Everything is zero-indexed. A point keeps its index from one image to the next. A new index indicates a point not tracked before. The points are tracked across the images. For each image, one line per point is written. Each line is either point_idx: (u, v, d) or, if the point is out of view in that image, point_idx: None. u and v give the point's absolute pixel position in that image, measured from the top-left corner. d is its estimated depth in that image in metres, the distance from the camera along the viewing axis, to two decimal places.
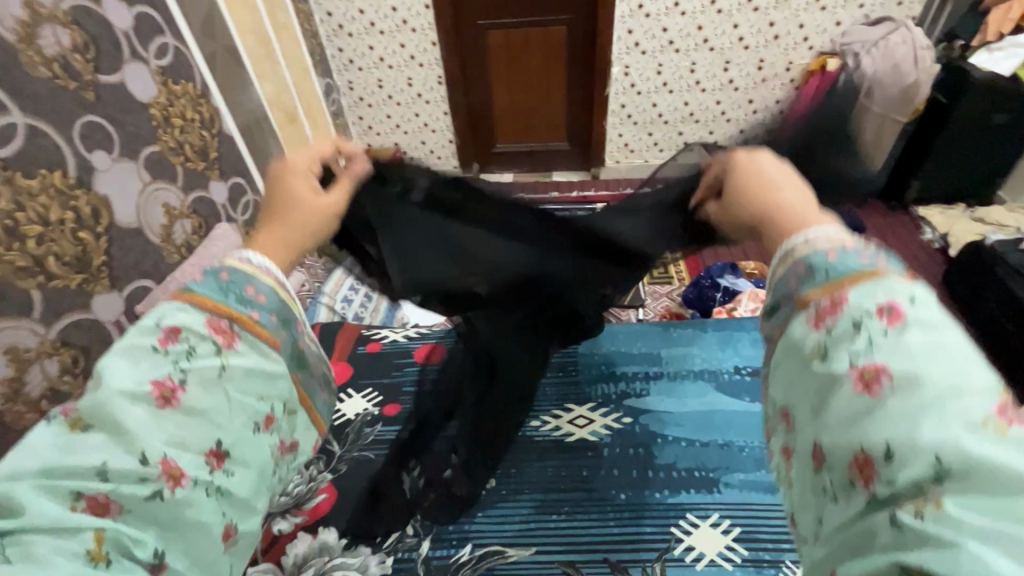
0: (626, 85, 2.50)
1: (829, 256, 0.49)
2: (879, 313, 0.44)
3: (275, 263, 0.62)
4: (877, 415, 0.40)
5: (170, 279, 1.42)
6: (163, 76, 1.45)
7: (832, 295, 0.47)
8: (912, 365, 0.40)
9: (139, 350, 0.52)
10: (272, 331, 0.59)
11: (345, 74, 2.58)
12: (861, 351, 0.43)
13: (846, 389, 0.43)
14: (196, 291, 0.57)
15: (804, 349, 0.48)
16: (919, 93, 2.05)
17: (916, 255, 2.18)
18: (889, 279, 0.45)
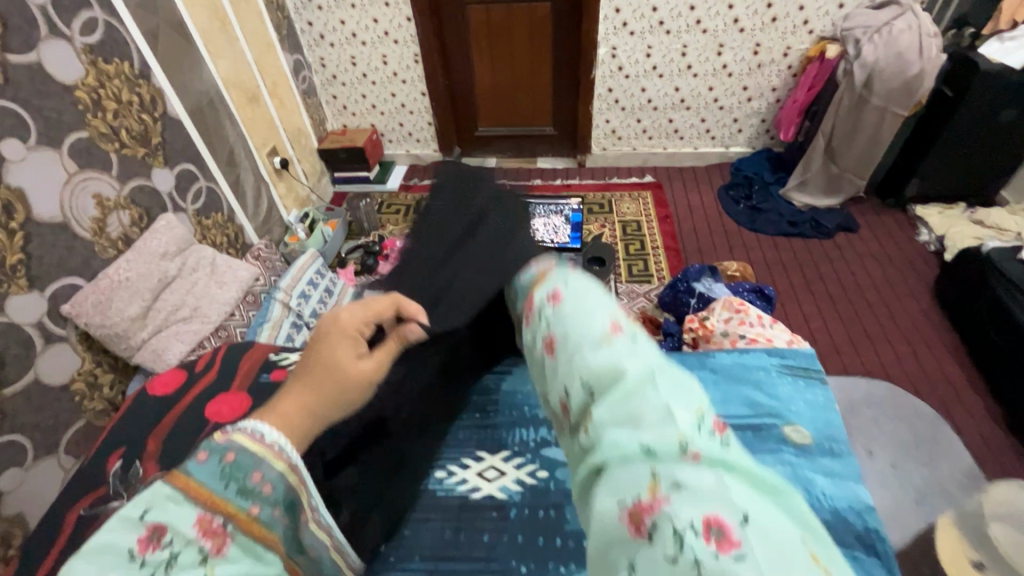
0: (613, 68, 2.35)
1: (524, 279, 0.61)
2: (548, 298, 0.55)
3: (284, 435, 0.57)
4: (556, 369, 0.48)
5: (101, 277, 1.34)
6: (91, 55, 1.34)
7: (529, 301, 0.58)
8: (569, 324, 0.50)
9: (113, 556, 0.46)
10: (271, 529, 0.54)
11: (317, 51, 2.43)
12: (542, 329, 0.53)
13: (540, 359, 0.51)
14: (196, 483, 0.51)
15: (526, 349, 0.56)
16: (922, 85, 1.91)
17: (909, 257, 2.07)
18: (556, 275, 0.58)
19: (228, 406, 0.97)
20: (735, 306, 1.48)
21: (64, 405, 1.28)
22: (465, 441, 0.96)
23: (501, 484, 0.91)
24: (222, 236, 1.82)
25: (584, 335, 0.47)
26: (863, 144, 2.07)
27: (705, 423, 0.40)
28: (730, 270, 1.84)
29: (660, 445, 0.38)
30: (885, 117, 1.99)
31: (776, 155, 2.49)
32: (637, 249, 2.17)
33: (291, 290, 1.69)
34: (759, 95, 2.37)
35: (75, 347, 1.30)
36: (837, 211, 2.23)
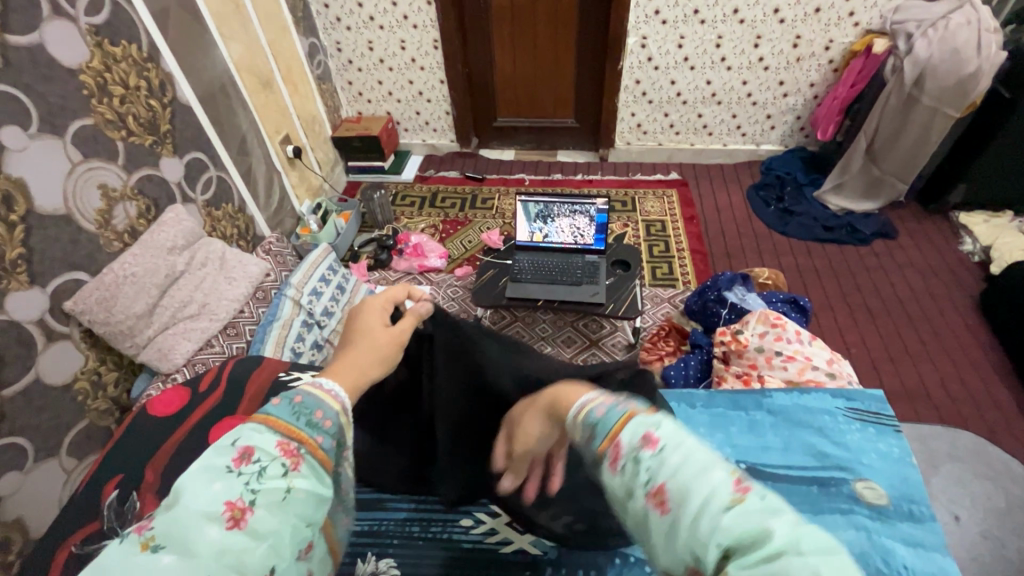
0: (642, 59, 2.23)
1: (603, 413, 0.52)
2: (639, 446, 0.47)
3: (343, 387, 0.64)
4: (676, 533, 0.42)
5: (106, 271, 1.27)
6: (97, 37, 1.26)
7: (613, 444, 0.49)
8: (682, 485, 0.43)
9: (211, 471, 0.50)
10: (333, 460, 0.57)
11: (332, 34, 2.34)
12: (641, 480, 0.46)
13: (647, 508, 0.45)
14: (277, 415, 0.56)
15: (615, 496, 0.48)
16: (977, 85, 1.78)
17: (951, 267, 1.96)
18: (642, 413, 0.50)
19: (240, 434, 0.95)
20: (772, 319, 1.38)
21: (66, 405, 1.22)
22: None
23: (533, 540, 0.97)
24: (232, 228, 1.75)
25: (705, 499, 0.42)
26: (908, 147, 1.96)
27: None
28: (761, 277, 1.74)
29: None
30: (935, 118, 1.87)
31: (810, 155, 2.37)
32: (662, 250, 2.06)
33: (302, 287, 1.62)
34: (796, 90, 2.25)
35: (77, 345, 1.24)
36: (874, 217, 2.12)
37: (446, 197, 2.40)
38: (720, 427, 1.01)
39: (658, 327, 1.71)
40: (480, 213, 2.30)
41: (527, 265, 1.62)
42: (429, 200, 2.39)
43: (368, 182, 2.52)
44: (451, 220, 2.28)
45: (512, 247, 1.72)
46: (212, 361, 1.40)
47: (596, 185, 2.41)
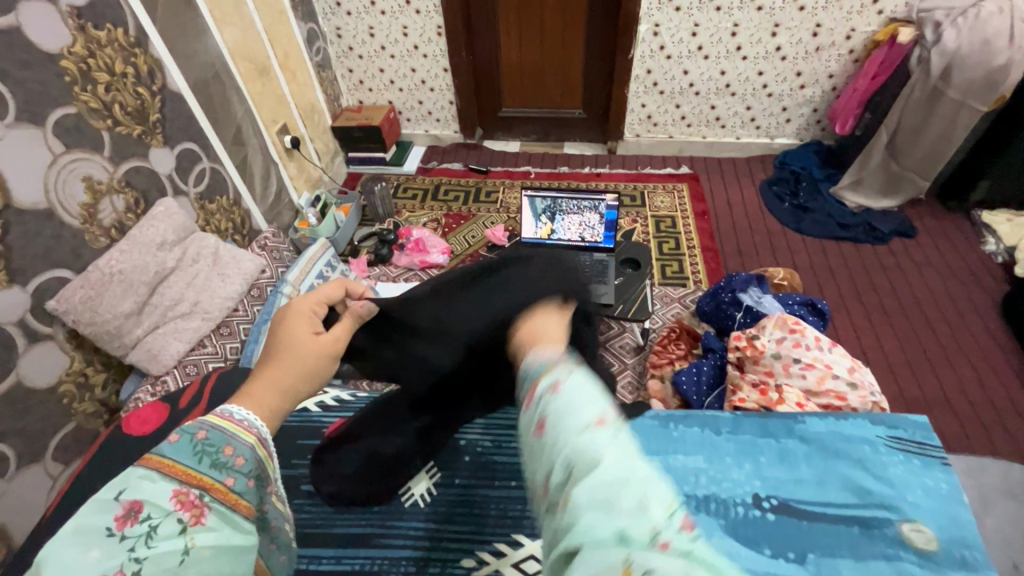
0: (654, 47, 2.14)
1: (536, 359, 0.52)
2: (538, 382, 0.48)
3: (261, 418, 0.64)
4: (543, 450, 0.44)
5: (92, 269, 1.21)
6: (80, 20, 1.19)
7: (524, 383, 0.50)
8: (561, 411, 0.44)
9: (92, 534, 0.51)
10: (245, 497, 0.60)
11: (332, 20, 2.26)
12: (529, 410, 0.47)
13: (533, 437, 0.46)
14: (177, 465, 0.58)
15: (521, 420, 0.49)
16: (1009, 78, 1.69)
17: (976, 270, 1.87)
18: (566, 361, 0.50)
19: None
20: (790, 325, 1.31)
21: (51, 409, 1.17)
22: (500, 518, 0.94)
23: None
24: (227, 221, 1.68)
25: (572, 423, 0.43)
26: (932, 142, 1.87)
27: (675, 504, 0.39)
28: (777, 278, 1.67)
29: (634, 531, 0.37)
30: (961, 112, 1.79)
31: (827, 149, 2.29)
32: (672, 247, 2.00)
33: (298, 284, 1.55)
34: (814, 82, 2.16)
35: (62, 345, 1.19)
36: (893, 214, 2.04)
37: (449, 190, 2.32)
38: (748, 457, 0.96)
39: (669, 328, 1.64)
40: (484, 207, 2.23)
41: None
42: (432, 192, 2.32)
43: (369, 173, 2.44)
44: (454, 214, 2.20)
45: (518, 244, 1.64)
46: (204, 362, 1.35)
47: (604, 178, 2.33)
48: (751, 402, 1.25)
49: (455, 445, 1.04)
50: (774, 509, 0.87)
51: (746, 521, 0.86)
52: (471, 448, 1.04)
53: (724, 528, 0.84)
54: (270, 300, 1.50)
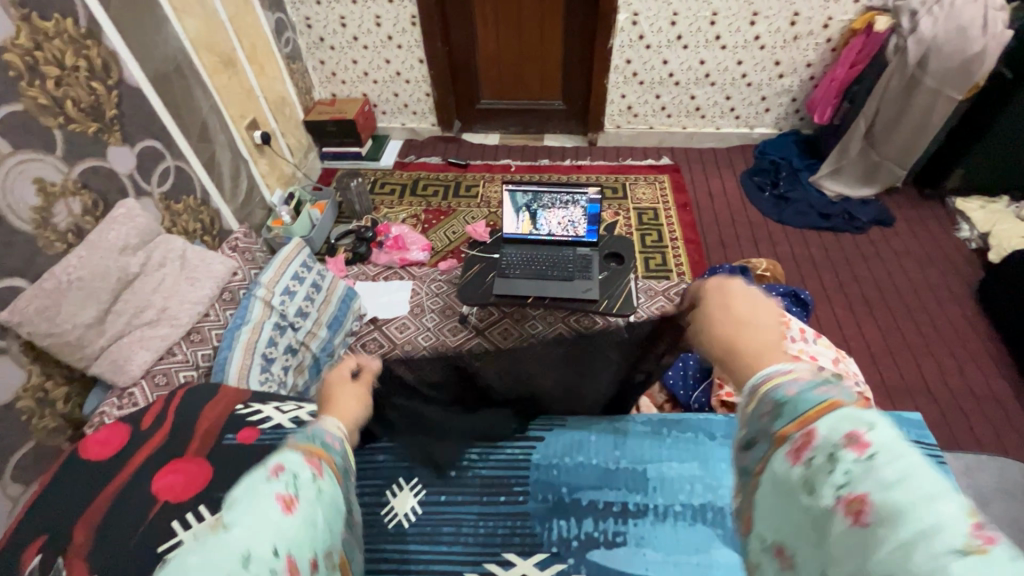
0: (633, 37, 2.11)
1: (792, 391, 0.48)
2: (846, 443, 0.41)
3: (335, 418, 0.70)
4: (871, 553, 0.36)
5: (47, 276, 1.14)
6: (23, 9, 1.11)
7: (803, 429, 0.45)
8: (894, 502, 0.36)
9: (253, 477, 0.50)
10: (343, 474, 0.61)
11: (301, 9, 2.17)
12: (839, 483, 0.40)
13: (837, 527, 0.39)
14: (293, 442, 0.58)
15: (792, 484, 0.44)
16: (983, 66, 1.71)
17: (950, 255, 1.91)
18: (849, 406, 0.43)
19: (190, 473, 0.95)
20: None
21: (9, 427, 1.10)
22: (490, 534, 0.96)
23: None
24: (195, 222, 1.61)
25: (927, 531, 0.34)
26: (909, 130, 1.89)
27: None
28: (760, 268, 1.66)
29: None
30: (937, 100, 1.80)
31: (805, 138, 2.30)
32: (655, 240, 1.98)
33: (273, 286, 1.49)
34: (792, 71, 2.16)
35: (18, 359, 1.12)
36: (872, 203, 2.05)
37: (428, 184, 2.27)
38: None
39: None
40: (465, 202, 2.18)
41: (515, 258, 1.50)
42: (411, 187, 2.26)
43: (344, 169, 2.37)
44: (434, 210, 2.15)
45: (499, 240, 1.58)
46: (174, 372, 1.28)
47: (586, 171, 2.31)
48: (737, 397, 1.25)
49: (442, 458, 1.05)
50: None
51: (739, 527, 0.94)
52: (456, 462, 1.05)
53: (717, 538, 0.92)
54: (242, 304, 1.44)
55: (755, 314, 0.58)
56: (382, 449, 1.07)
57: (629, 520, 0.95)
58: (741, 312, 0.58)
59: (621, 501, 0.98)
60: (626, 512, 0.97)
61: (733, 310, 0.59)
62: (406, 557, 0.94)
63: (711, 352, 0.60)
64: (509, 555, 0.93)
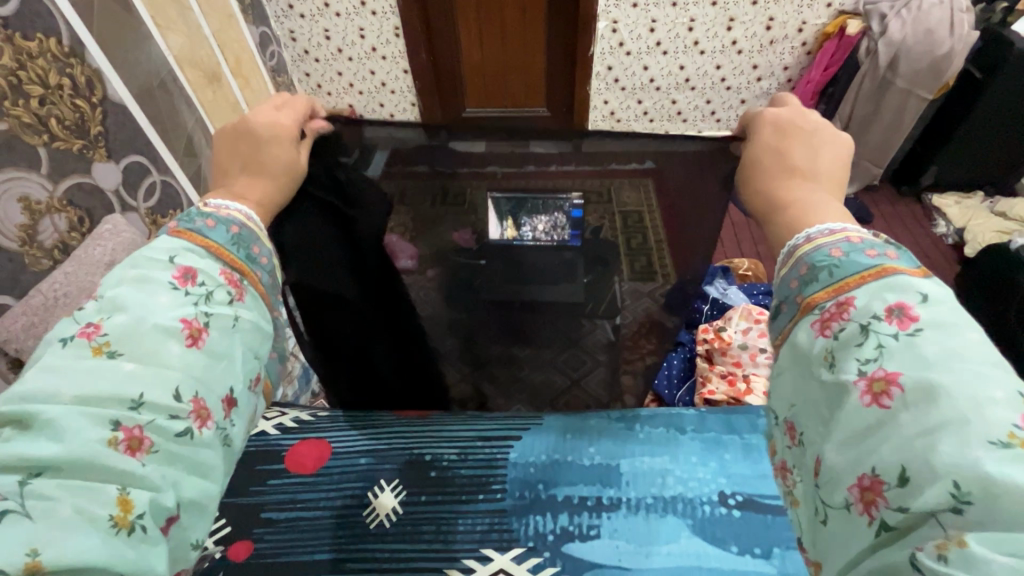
0: (613, 44, 2.16)
1: (841, 258, 0.54)
2: (889, 317, 0.48)
3: (244, 207, 0.72)
4: (891, 431, 0.44)
5: (34, 293, 1.15)
6: (7, 30, 1.12)
7: (840, 299, 0.52)
8: (928, 380, 0.44)
9: (157, 288, 0.59)
10: (265, 289, 0.69)
11: (285, 23, 2.20)
12: (870, 358, 0.47)
13: (854, 399, 0.47)
14: (209, 243, 0.65)
15: (812, 353, 0.52)
16: (951, 66, 1.77)
17: (926, 251, 1.95)
18: (898, 280, 0.50)
19: None
20: (754, 315, 1.36)
21: None
22: (470, 532, 0.98)
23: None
24: None
25: (956, 420, 0.41)
26: (882, 129, 1.94)
27: None
28: (742, 268, 1.70)
29: None
30: (908, 100, 1.86)
31: None
32: None
33: None
34: (769, 74, 2.21)
35: (6, 376, 1.13)
36: (850, 201, 2.10)
37: None
38: (714, 455, 1.09)
39: None
40: None
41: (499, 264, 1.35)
42: None
43: None
44: None
45: None
46: None
47: None
48: (720, 394, 1.28)
49: (422, 458, 1.09)
50: (738, 505, 1.01)
51: (711, 518, 0.99)
52: (437, 462, 1.08)
53: (690, 529, 0.97)
54: None
55: (816, 167, 0.65)
56: (365, 452, 1.10)
57: (602, 513, 0.99)
58: (803, 164, 0.65)
59: (596, 496, 1.02)
60: (601, 506, 1.00)
61: (792, 160, 0.65)
62: (390, 556, 0.96)
63: (759, 198, 0.68)
64: (488, 551, 0.95)
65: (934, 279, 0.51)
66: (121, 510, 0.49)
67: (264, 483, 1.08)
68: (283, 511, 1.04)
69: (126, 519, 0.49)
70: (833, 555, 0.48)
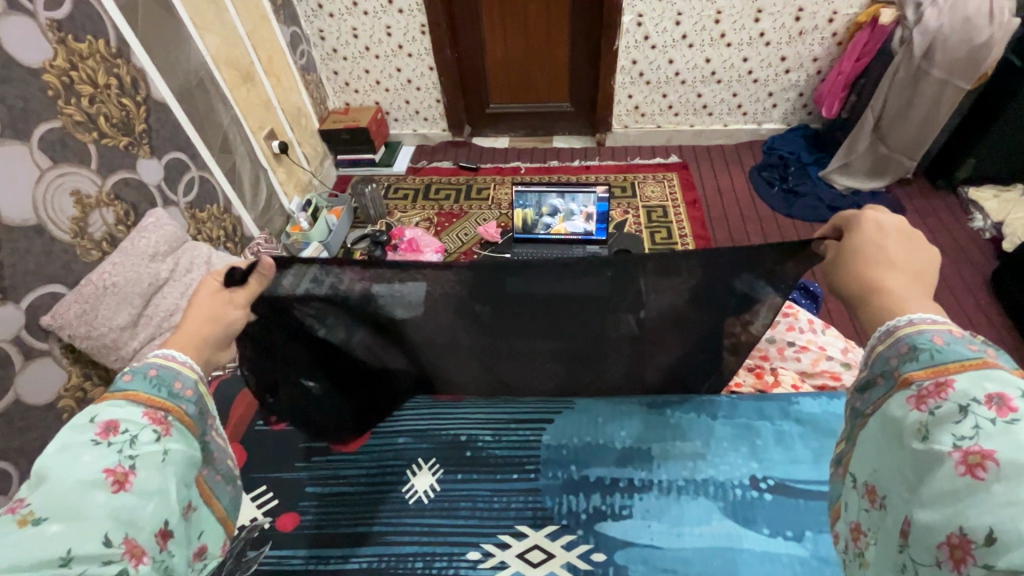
0: (638, 38, 2.14)
1: (935, 341, 0.55)
2: (987, 402, 0.49)
3: (173, 348, 0.71)
4: (980, 500, 0.46)
5: (84, 282, 1.21)
6: (60, 32, 1.18)
7: (936, 377, 0.53)
8: (1019, 458, 0.45)
9: (76, 446, 0.58)
10: (194, 421, 0.69)
11: (314, 22, 2.25)
12: (964, 434, 0.49)
13: (950, 469, 0.49)
14: (134, 391, 0.65)
15: (907, 425, 0.54)
16: (990, 55, 1.71)
17: (963, 246, 1.90)
18: (998, 371, 0.51)
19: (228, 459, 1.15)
20: (782, 309, 1.34)
21: (53, 424, 1.18)
22: (504, 509, 1.04)
23: (548, 569, 0.95)
24: (218, 229, 1.69)
25: None
26: (916, 121, 1.89)
27: None
28: None
29: None
30: (944, 91, 1.81)
31: (814, 133, 2.31)
32: (664, 237, 2.00)
33: None
34: (798, 66, 2.17)
35: (59, 361, 1.18)
36: (884, 195, 2.07)
37: (440, 188, 2.32)
38: (746, 440, 1.09)
39: None
40: (476, 204, 2.22)
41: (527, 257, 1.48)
42: (423, 192, 2.31)
43: (359, 176, 2.44)
44: (447, 213, 2.20)
45: (510, 240, 1.57)
46: None
47: (594, 169, 2.35)
48: (747, 386, 1.25)
49: (457, 439, 1.15)
50: (770, 489, 1.03)
51: (743, 500, 1.01)
52: (471, 442, 1.15)
53: (721, 510, 1.00)
54: None
55: (911, 264, 0.62)
56: (401, 432, 1.17)
57: (635, 494, 1.03)
58: (895, 255, 0.62)
59: (628, 478, 1.06)
60: (634, 487, 1.05)
61: (891, 253, 0.62)
62: (424, 532, 1.02)
63: (844, 283, 0.65)
64: (525, 530, 1.01)
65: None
66: None
67: (303, 459, 1.15)
68: (324, 486, 1.11)
69: None
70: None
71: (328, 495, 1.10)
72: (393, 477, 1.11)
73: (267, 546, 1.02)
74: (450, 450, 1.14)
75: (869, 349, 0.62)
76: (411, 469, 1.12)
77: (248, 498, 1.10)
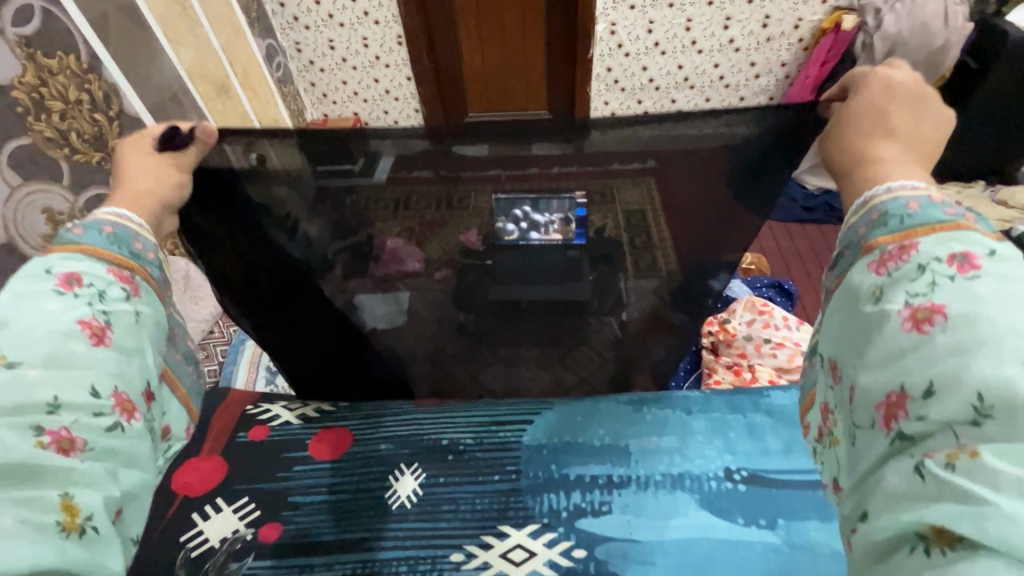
0: (612, 46, 2.19)
1: (903, 203, 0.54)
2: (949, 260, 0.49)
3: (123, 210, 0.72)
4: (923, 355, 0.46)
5: None
6: (29, 48, 1.16)
7: (902, 241, 0.52)
8: (968, 309, 0.45)
9: (40, 295, 0.59)
10: (160, 285, 0.72)
11: (291, 34, 2.25)
12: (921, 291, 0.49)
13: (899, 326, 0.49)
14: (93, 245, 0.66)
15: (864, 289, 0.54)
16: (947, 57, 1.79)
17: None
18: (967, 233, 0.50)
19: (209, 473, 1.14)
20: (758, 307, 1.37)
21: None
22: (486, 511, 1.05)
23: (530, 567, 0.96)
24: None
25: (992, 351, 0.43)
26: None
27: None
28: (746, 263, 1.73)
29: None
30: None
31: None
32: None
33: None
34: (767, 71, 2.24)
35: None
36: None
37: None
38: (720, 434, 1.12)
39: None
40: None
41: None
42: None
43: None
44: None
45: None
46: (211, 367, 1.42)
47: None
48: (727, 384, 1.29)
49: (439, 443, 1.15)
50: (743, 481, 1.05)
51: (719, 492, 1.04)
52: (453, 445, 1.15)
53: (697, 502, 1.02)
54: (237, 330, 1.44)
55: (911, 130, 0.61)
56: (384, 438, 1.17)
57: (614, 490, 1.05)
58: (895, 120, 0.61)
59: (608, 475, 1.07)
60: (613, 483, 1.06)
61: (890, 118, 0.62)
62: (408, 537, 1.02)
63: (838, 155, 0.65)
64: (508, 531, 1.01)
65: (1005, 241, 0.51)
66: (68, 514, 0.52)
67: (287, 469, 1.14)
68: (308, 495, 1.10)
69: (75, 523, 0.53)
70: (853, 472, 0.53)
71: (312, 505, 1.09)
72: (378, 482, 1.11)
73: (250, 559, 1.01)
74: (431, 452, 1.14)
75: (843, 227, 0.61)
76: (396, 473, 1.12)
77: (230, 512, 1.08)
